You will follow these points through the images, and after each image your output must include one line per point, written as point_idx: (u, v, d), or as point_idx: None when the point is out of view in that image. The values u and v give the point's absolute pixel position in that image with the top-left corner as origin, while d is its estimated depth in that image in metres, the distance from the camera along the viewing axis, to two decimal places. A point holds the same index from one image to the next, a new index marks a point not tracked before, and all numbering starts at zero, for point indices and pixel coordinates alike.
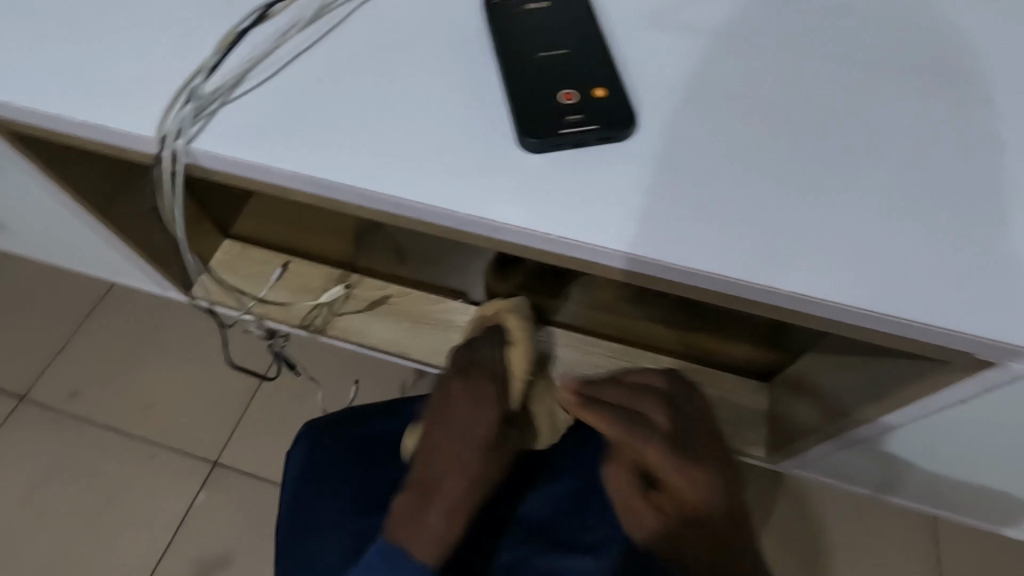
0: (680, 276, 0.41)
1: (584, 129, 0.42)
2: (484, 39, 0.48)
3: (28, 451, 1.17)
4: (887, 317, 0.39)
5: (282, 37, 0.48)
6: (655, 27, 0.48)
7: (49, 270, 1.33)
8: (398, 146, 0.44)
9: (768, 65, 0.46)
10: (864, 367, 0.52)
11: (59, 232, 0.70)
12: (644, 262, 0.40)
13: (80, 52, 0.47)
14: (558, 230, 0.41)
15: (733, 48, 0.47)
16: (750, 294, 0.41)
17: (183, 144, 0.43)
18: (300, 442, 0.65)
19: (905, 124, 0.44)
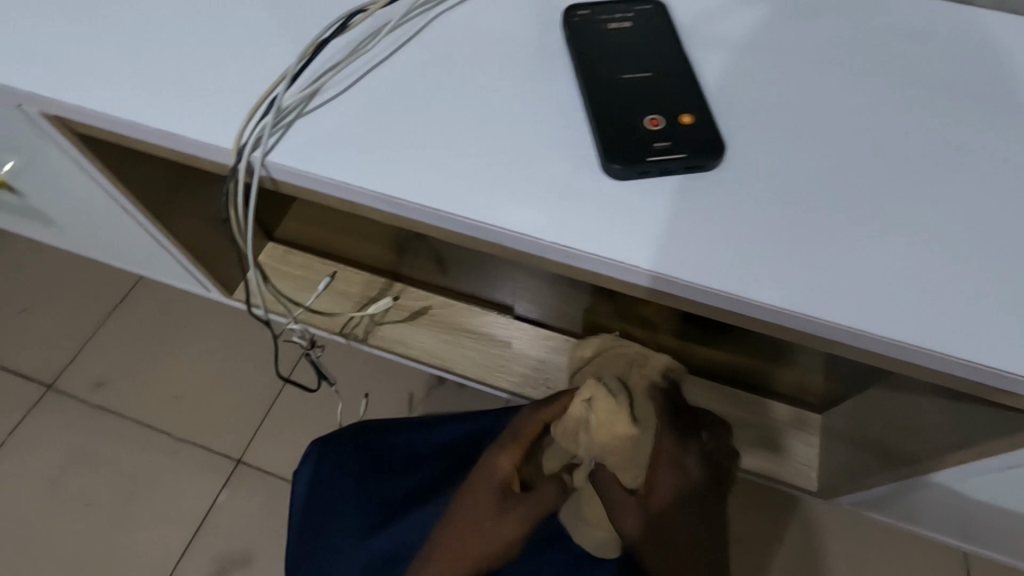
0: (769, 316, 0.39)
1: (672, 156, 0.41)
2: (562, 60, 0.47)
3: (54, 441, 1.17)
4: (935, 353, 0.37)
5: (357, 50, 0.47)
6: (738, 55, 0.47)
7: (82, 259, 1.33)
8: (475, 168, 0.43)
9: (858, 97, 0.45)
10: (955, 409, 0.49)
11: (107, 230, 0.70)
12: (673, 282, 0.39)
13: (158, 58, 0.46)
14: (644, 262, 0.39)
15: (821, 78, 0.46)
16: (795, 323, 0.39)
17: (261, 156, 0.43)
18: (309, 459, 0.69)
19: (1005, 166, 0.43)
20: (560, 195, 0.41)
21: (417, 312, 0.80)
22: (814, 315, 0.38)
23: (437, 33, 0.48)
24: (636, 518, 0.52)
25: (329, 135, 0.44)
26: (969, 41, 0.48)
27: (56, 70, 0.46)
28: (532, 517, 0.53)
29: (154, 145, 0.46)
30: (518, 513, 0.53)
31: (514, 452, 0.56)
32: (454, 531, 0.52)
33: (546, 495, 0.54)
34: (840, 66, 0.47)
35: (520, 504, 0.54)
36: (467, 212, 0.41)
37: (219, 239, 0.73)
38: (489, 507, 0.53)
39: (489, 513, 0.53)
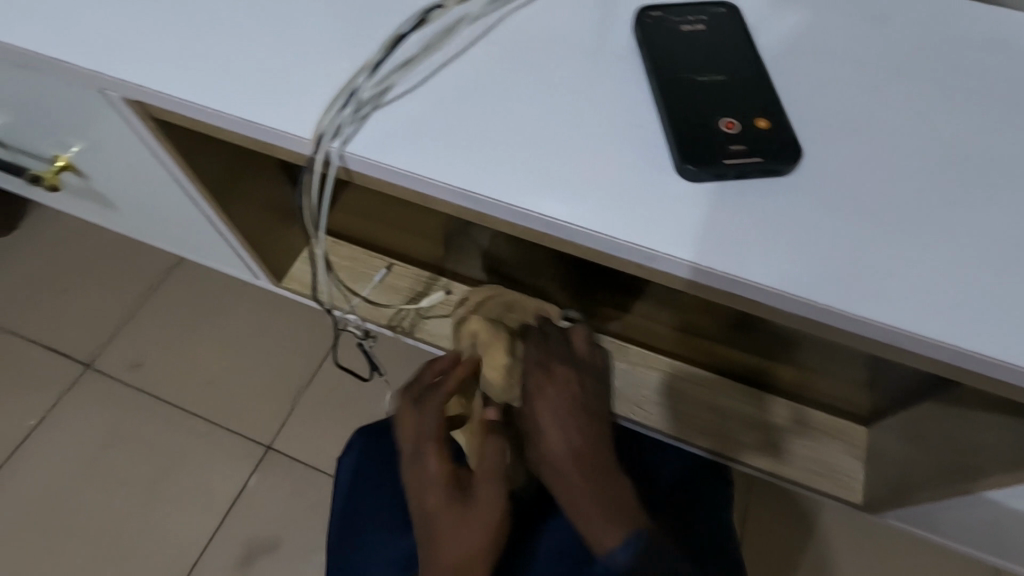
0: (845, 324, 0.39)
1: (749, 160, 0.41)
2: (633, 60, 0.47)
3: (91, 418, 1.20)
4: (988, 359, 0.37)
5: (431, 45, 0.48)
6: (810, 61, 0.47)
7: (122, 242, 1.36)
8: (548, 165, 0.43)
9: (932, 107, 0.45)
10: (1009, 426, 0.48)
11: (164, 215, 0.71)
12: (724, 278, 0.40)
13: (240, 48, 0.48)
14: (720, 265, 0.40)
15: (895, 86, 0.46)
16: (844, 324, 0.39)
17: (339, 146, 0.44)
18: (351, 450, 0.69)
19: None
20: (633, 196, 0.42)
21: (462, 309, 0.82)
22: (891, 324, 0.38)
23: (509, 29, 0.49)
24: (552, 456, 0.51)
25: (404, 128, 0.45)
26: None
27: (141, 56, 0.48)
28: (498, 480, 0.50)
29: (231, 133, 0.48)
30: (482, 494, 0.49)
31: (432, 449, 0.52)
32: (441, 552, 0.47)
33: (489, 452, 0.51)
34: (915, 76, 0.46)
35: (477, 483, 0.50)
36: (541, 209, 0.42)
37: (271, 228, 0.75)
38: (447, 514, 0.48)
39: (453, 518, 0.48)
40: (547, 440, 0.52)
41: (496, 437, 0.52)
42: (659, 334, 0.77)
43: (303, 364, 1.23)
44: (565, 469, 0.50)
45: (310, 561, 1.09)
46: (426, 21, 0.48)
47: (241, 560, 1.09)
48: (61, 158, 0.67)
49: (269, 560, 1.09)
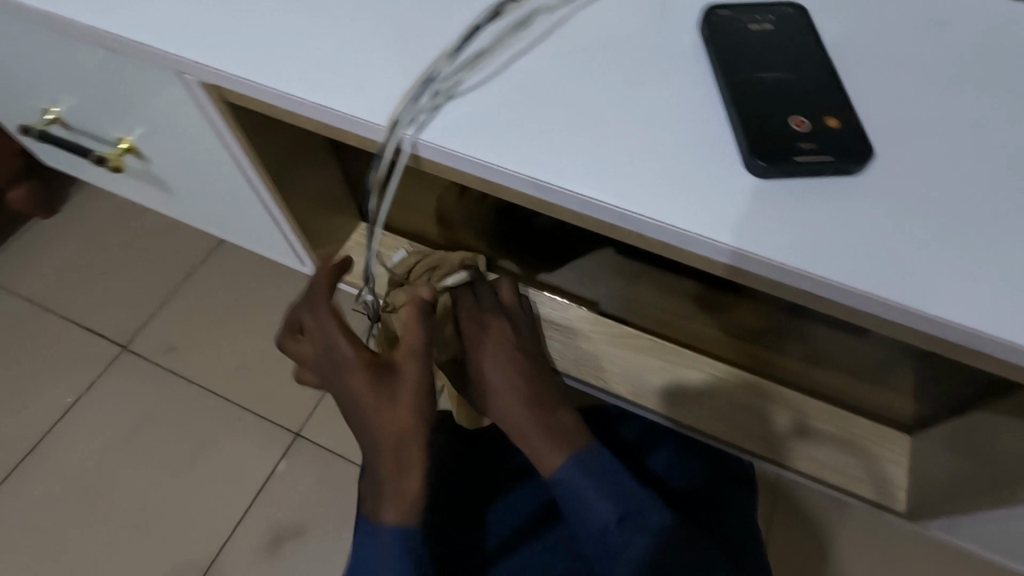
0: (918, 324, 0.39)
1: (820, 159, 0.41)
2: (702, 56, 0.48)
3: (127, 398, 1.22)
4: None
5: (502, 40, 0.49)
6: (880, 62, 0.47)
7: (161, 227, 1.39)
8: (618, 156, 0.44)
9: (1004, 108, 0.44)
10: None
11: (218, 198, 0.73)
12: (784, 270, 0.40)
13: (314, 36, 0.49)
14: (784, 258, 0.40)
15: (966, 87, 0.45)
16: (901, 318, 0.39)
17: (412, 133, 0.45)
18: None
19: None
20: (700, 189, 0.42)
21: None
22: (968, 325, 0.38)
23: (577, 24, 0.50)
24: (497, 378, 0.62)
25: (476, 117, 0.46)
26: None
27: (221, 41, 0.49)
28: (421, 357, 0.54)
29: (305, 118, 0.49)
30: (409, 370, 0.53)
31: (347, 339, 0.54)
32: (381, 436, 0.50)
33: (416, 331, 0.55)
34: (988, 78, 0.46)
35: (405, 363, 0.53)
36: (612, 199, 0.43)
37: (320, 215, 0.77)
38: (374, 396, 0.51)
39: (382, 401, 0.51)
40: (495, 385, 0.62)
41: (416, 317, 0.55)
42: (697, 333, 0.78)
43: None
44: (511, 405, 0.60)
45: (336, 548, 1.11)
46: (497, 15, 0.49)
47: (269, 544, 1.11)
48: (125, 141, 0.69)
49: (296, 545, 1.11)
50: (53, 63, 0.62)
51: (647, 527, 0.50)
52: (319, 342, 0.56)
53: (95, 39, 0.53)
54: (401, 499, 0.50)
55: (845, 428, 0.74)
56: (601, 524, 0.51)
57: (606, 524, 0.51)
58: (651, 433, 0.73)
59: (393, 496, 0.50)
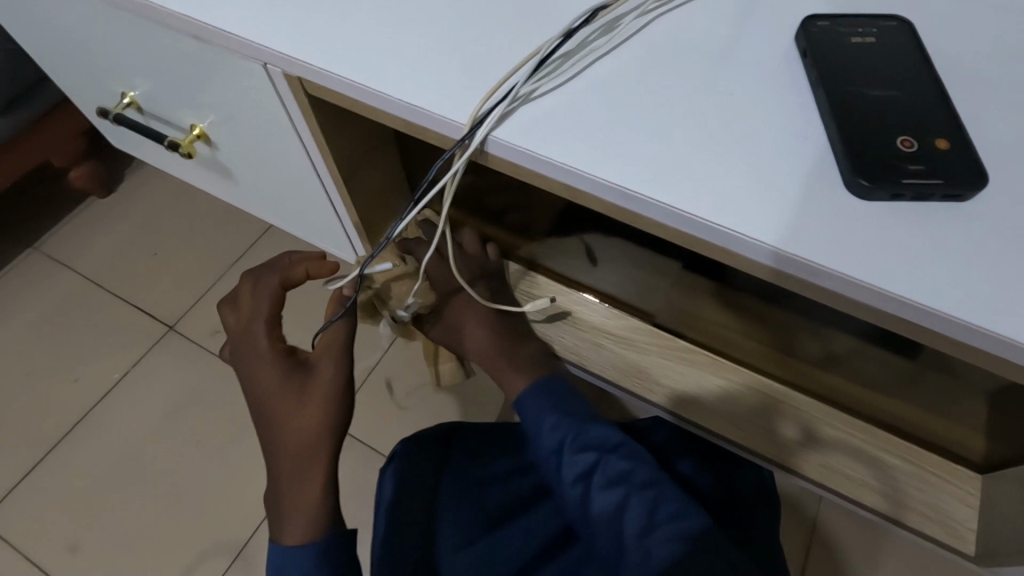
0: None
1: (929, 182, 0.39)
2: (798, 68, 0.46)
3: (171, 378, 1.25)
4: None
5: (589, 45, 0.48)
6: (994, 81, 0.44)
7: (213, 212, 1.42)
8: (709, 168, 0.42)
9: None
10: None
11: (280, 188, 0.74)
12: (859, 286, 0.39)
13: (400, 35, 0.49)
14: (871, 278, 0.38)
15: None
16: (973, 340, 0.37)
17: (495, 134, 0.45)
18: (392, 462, 0.68)
19: None
20: (795, 205, 0.40)
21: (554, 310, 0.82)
22: None
23: (667, 31, 0.49)
24: (471, 318, 0.71)
25: (561, 121, 0.45)
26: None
27: (308, 35, 0.50)
28: (337, 358, 0.60)
29: (386, 114, 0.49)
30: (324, 370, 0.59)
31: (266, 328, 0.62)
32: (285, 430, 0.56)
33: (336, 331, 0.62)
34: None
35: (321, 361, 0.60)
36: (702, 212, 0.41)
37: (381, 209, 0.77)
38: (285, 390, 0.58)
39: (291, 396, 0.57)
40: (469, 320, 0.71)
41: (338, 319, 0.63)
42: (754, 352, 0.76)
43: None
44: (483, 344, 0.70)
45: None
46: (589, 19, 0.49)
47: None
48: (196, 127, 0.70)
49: None
50: (137, 48, 0.63)
51: (592, 442, 0.58)
52: (243, 325, 0.64)
53: (185, 27, 0.54)
54: (304, 510, 0.54)
55: (910, 461, 0.71)
56: (556, 440, 0.59)
57: (561, 439, 0.59)
58: (675, 439, 0.77)
59: (298, 508, 0.54)
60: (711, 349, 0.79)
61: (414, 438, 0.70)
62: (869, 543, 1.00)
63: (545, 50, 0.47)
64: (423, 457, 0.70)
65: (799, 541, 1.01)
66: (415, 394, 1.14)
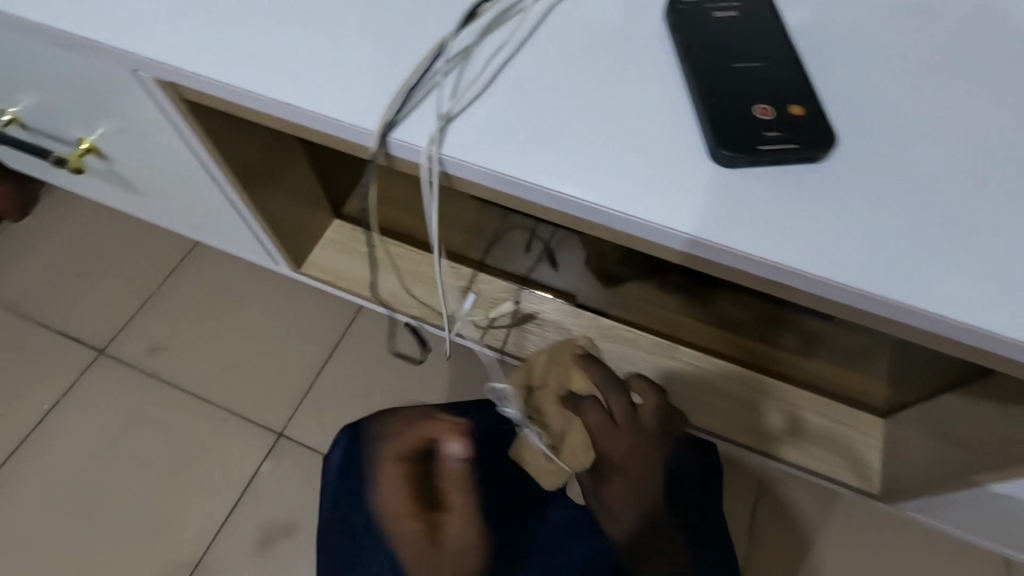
0: (889, 311, 0.40)
1: (785, 147, 0.41)
2: (666, 48, 0.47)
3: (105, 403, 1.20)
4: (997, 337, 0.38)
5: (472, 39, 0.49)
6: (855, 56, 0.47)
7: (135, 227, 1.37)
8: (587, 150, 0.44)
9: (957, 94, 0.45)
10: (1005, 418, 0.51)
11: (184, 198, 0.72)
12: (736, 257, 0.40)
13: (272, 32, 0.48)
14: (749, 249, 0.40)
15: (925, 73, 0.46)
16: (841, 298, 0.40)
17: (444, 151, 0.44)
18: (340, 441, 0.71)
19: None
20: (669, 180, 0.42)
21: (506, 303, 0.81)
22: (920, 307, 0.38)
23: (547, 20, 0.49)
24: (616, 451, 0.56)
25: (470, 122, 0.45)
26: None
27: (183, 40, 0.48)
28: None
29: (270, 116, 0.48)
30: (450, 550, 0.64)
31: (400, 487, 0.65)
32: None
33: (459, 522, 0.65)
34: (964, 72, 0.46)
35: (448, 542, 0.64)
36: (580, 192, 0.42)
37: (292, 213, 0.76)
38: None
39: (429, 556, 0.63)
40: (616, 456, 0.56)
41: (460, 475, 0.67)
42: (675, 323, 0.79)
43: (318, 351, 1.22)
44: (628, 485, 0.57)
45: None
46: (474, 15, 0.49)
47: (257, 544, 1.09)
48: (86, 141, 0.68)
49: (285, 545, 1.09)
50: (10, 62, 0.60)
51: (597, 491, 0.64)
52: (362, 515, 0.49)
53: (48, 36, 0.51)
54: None
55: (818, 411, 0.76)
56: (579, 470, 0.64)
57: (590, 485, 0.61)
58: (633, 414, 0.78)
59: None
60: (652, 334, 0.79)
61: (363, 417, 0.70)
62: (815, 501, 0.99)
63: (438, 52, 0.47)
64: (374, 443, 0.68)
65: (745, 507, 0.99)
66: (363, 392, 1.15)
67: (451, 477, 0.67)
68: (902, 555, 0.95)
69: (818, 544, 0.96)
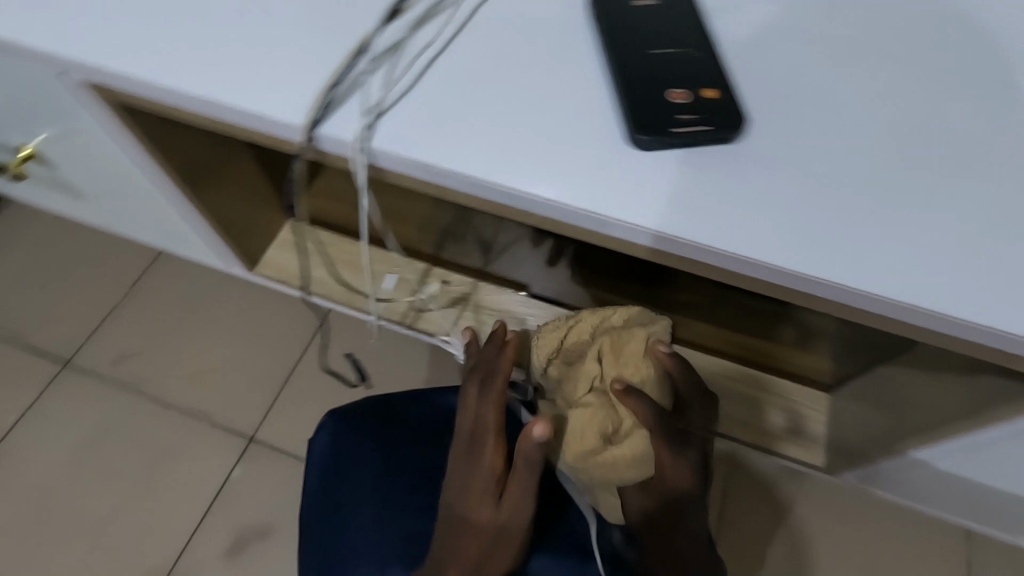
0: (793, 283, 0.42)
1: (698, 129, 0.43)
2: (590, 36, 0.48)
3: (68, 416, 1.16)
4: (915, 308, 0.40)
5: (402, 31, 0.49)
6: (772, 39, 0.48)
7: (94, 236, 1.33)
8: (510, 138, 0.45)
9: (868, 71, 0.47)
10: (934, 383, 0.53)
11: (133, 203, 0.73)
12: (672, 242, 0.42)
13: (200, 32, 0.48)
14: (685, 234, 0.41)
15: (836, 53, 0.48)
16: (771, 278, 0.42)
17: (371, 143, 0.44)
18: (322, 430, 0.70)
19: (994, 127, 0.44)
20: (591, 165, 0.43)
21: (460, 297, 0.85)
22: (844, 284, 0.40)
23: (479, 9, 0.50)
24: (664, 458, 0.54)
25: (399, 116, 0.45)
26: (1015, 21, 0.49)
27: (113, 41, 0.48)
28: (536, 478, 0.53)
29: (201, 115, 0.48)
30: (510, 509, 0.53)
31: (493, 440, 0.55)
32: (469, 546, 0.53)
33: (528, 490, 0.53)
34: (876, 51, 0.48)
35: (511, 502, 0.53)
36: (499, 178, 0.43)
37: (241, 215, 0.77)
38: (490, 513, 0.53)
39: (486, 510, 0.53)
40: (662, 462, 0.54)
41: (531, 458, 0.52)
42: None
43: (285, 353, 1.17)
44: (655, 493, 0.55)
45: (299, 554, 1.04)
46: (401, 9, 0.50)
47: (228, 550, 1.03)
48: (27, 148, 0.67)
49: (258, 549, 1.04)
50: None
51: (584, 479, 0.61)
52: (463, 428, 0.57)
53: None
54: None
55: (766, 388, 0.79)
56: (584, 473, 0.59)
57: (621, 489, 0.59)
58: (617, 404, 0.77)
59: None
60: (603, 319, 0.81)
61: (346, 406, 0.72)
62: (789, 484, 0.99)
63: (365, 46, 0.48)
64: (356, 423, 0.70)
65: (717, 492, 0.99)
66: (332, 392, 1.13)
67: (536, 458, 0.52)
68: (870, 532, 0.96)
69: (788, 524, 0.97)
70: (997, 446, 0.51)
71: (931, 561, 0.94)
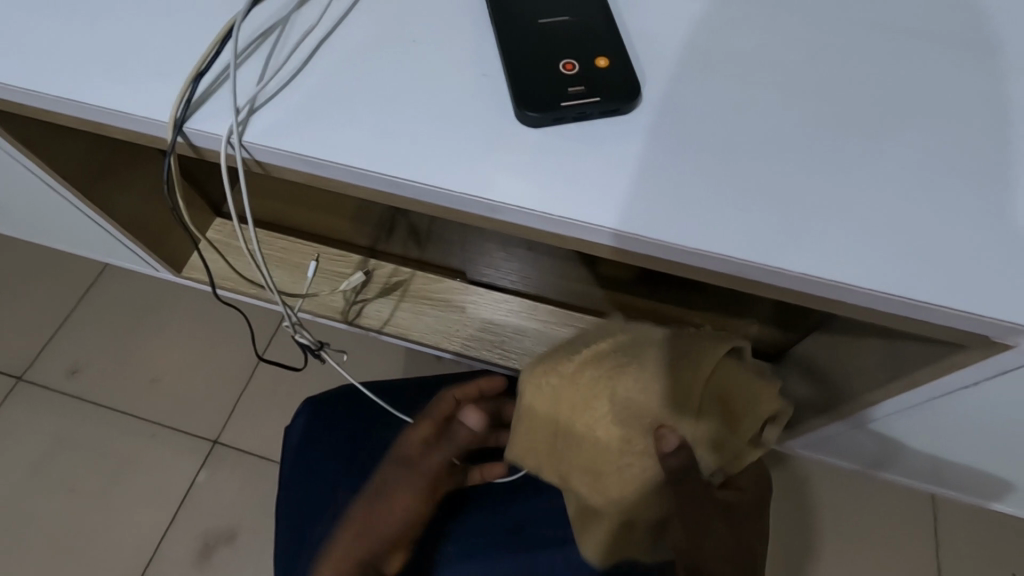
0: (688, 259, 0.41)
1: (586, 101, 0.42)
2: (482, 8, 0.46)
3: (19, 430, 1.09)
4: (858, 290, 0.39)
5: (283, 12, 0.46)
6: (668, 6, 0.47)
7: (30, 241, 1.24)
8: (390, 121, 0.42)
9: (764, 35, 0.47)
10: (886, 347, 0.54)
11: (42, 212, 0.71)
12: (632, 239, 0.40)
13: (74, 29, 0.45)
14: (641, 230, 0.40)
15: (737, 18, 0.47)
16: (705, 263, 0.41)
17: (247, 139, 0.42)
18: (300, 416, 0.70)
19: (888, 87, 0.45)
20: (480, 143, 0.41)
21: (397, 287, 0.86)
22: (788, 268, 0.39)
23: None
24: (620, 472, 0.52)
25: (276, 107, 0.42)
26: None
27: None
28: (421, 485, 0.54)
29: (76, 119, 0.45)
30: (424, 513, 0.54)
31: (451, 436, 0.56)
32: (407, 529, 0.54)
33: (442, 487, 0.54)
34: (770, 15, 0.47)
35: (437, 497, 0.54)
36: (379, 168, 0.41)
37: (157, 217, 0.75)
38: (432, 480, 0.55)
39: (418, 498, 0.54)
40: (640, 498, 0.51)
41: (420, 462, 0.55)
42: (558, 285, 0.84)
43: (246, 351, 1.15)
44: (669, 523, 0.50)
45: (269, 554, 1.02)
46: None
47: (198, 555, 1.01)
48: None
49: (228, 551, 1.02)
50: None
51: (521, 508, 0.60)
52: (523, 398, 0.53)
53: None
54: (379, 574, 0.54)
55: None
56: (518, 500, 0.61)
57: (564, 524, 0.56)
58: None
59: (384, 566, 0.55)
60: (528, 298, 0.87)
61: (323, 393, 0.72)
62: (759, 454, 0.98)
63: (234, 27, 0.44)
64: (335, 409, 0.69)
65: None
66: (295, 389, 1.12)
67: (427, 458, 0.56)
68: (842, 496, 0.96)
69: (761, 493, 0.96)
70: (934, 403, 0.52)
71: (901, 519, 0.94)
